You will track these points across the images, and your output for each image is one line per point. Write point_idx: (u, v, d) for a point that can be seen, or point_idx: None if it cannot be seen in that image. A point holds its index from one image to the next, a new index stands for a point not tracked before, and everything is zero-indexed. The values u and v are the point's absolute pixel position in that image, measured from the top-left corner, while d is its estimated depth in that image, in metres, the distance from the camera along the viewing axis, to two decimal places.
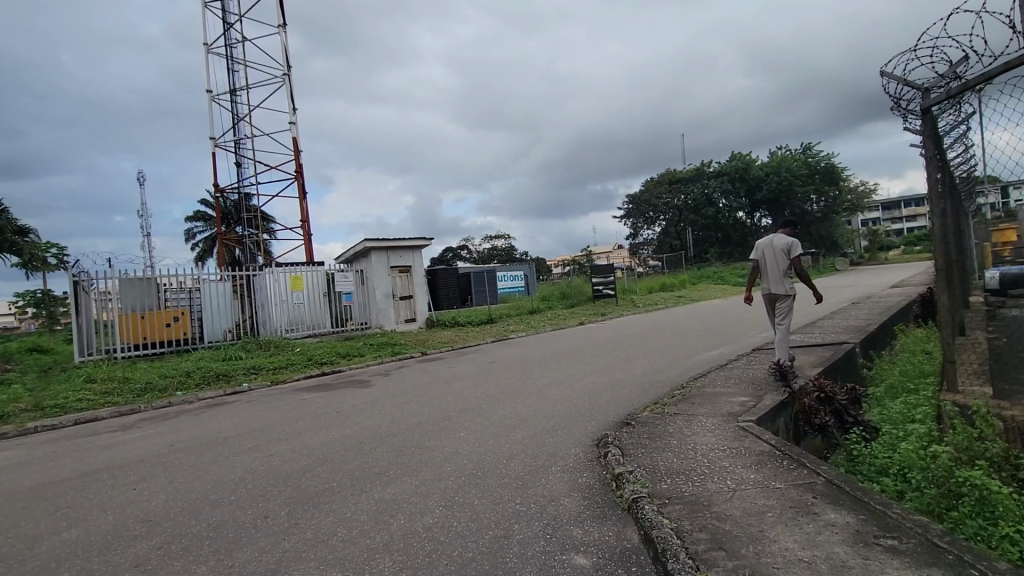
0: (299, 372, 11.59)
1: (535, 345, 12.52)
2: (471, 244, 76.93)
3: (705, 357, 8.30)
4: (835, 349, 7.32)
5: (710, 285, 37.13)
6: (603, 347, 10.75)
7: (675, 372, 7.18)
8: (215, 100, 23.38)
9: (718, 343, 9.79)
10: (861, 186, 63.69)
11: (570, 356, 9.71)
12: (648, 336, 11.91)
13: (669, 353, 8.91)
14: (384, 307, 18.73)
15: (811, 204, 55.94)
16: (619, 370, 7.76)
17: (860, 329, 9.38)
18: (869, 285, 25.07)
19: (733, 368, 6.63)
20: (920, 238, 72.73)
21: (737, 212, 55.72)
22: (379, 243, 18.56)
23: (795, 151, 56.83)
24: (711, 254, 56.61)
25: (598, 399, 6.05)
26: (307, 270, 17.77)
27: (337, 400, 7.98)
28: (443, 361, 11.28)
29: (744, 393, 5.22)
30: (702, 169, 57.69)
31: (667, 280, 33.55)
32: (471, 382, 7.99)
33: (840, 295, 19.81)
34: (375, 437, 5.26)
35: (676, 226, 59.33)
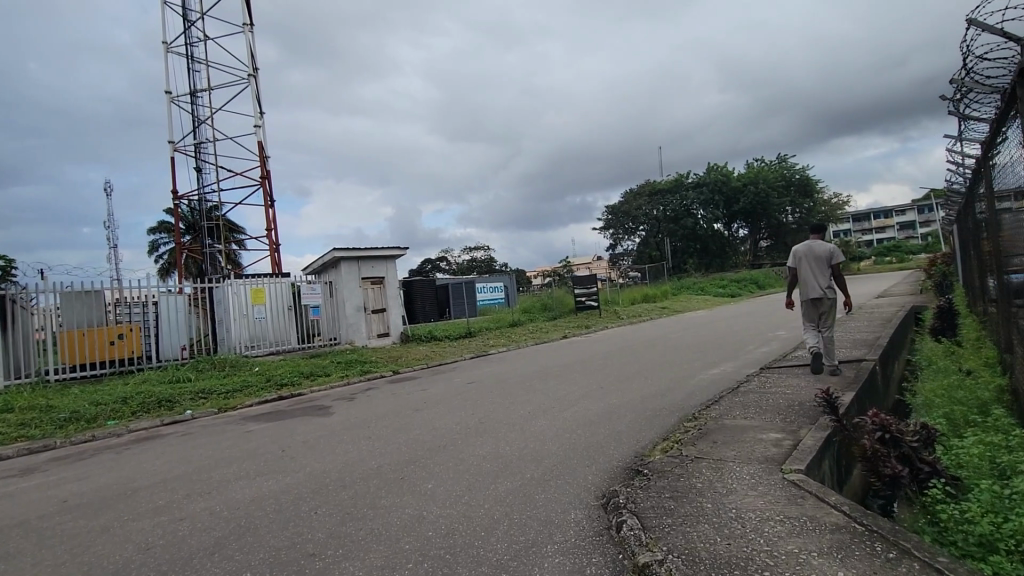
0: (254, 396, 10.35)
1: (517, 362, 11.51)
2: (449, 255, 75.67)
3: (707, 377, 7.42)
4: (856, 368, 6.49)
5: (691, 296, 36.73)
6: (593, 364, 9.80)
7: (680, 397, 6.25)
8: (174, 102, 22.02)
9: (719, 360, 8.92)
10: (834, 198, 64.84)
11: (556, 375, 8.74)
12: (639, 352, 10.99)
13: (668, 373, 8.00)
14: (354, 321, 17.47)
15: (787, 215, 56.52)
16: (614, 393, 6.80)
17: (871, 342, 8.62)
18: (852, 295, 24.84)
19: (748, 393, 5.73)
20: (891, 249, 74.31)
21: (715, 223, 55.91)
22: (349, 253, 17.38)
23: (770, 163, 57.57)
24: (690, 265, 56.52)
25: (595, 434, 5.06)
26: (270, 282, 16.48)
27: (287, 432, 6.83)
28: (415, 382, 10.19)
29: (774, 427, 4.30)
30: (680, 180, 57.88)
31: (648, 291, 33.01)
32: (446, 410, 6.94)
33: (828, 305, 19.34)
34: (320, 491, 4.18)
35: (655, 238, 59.17)
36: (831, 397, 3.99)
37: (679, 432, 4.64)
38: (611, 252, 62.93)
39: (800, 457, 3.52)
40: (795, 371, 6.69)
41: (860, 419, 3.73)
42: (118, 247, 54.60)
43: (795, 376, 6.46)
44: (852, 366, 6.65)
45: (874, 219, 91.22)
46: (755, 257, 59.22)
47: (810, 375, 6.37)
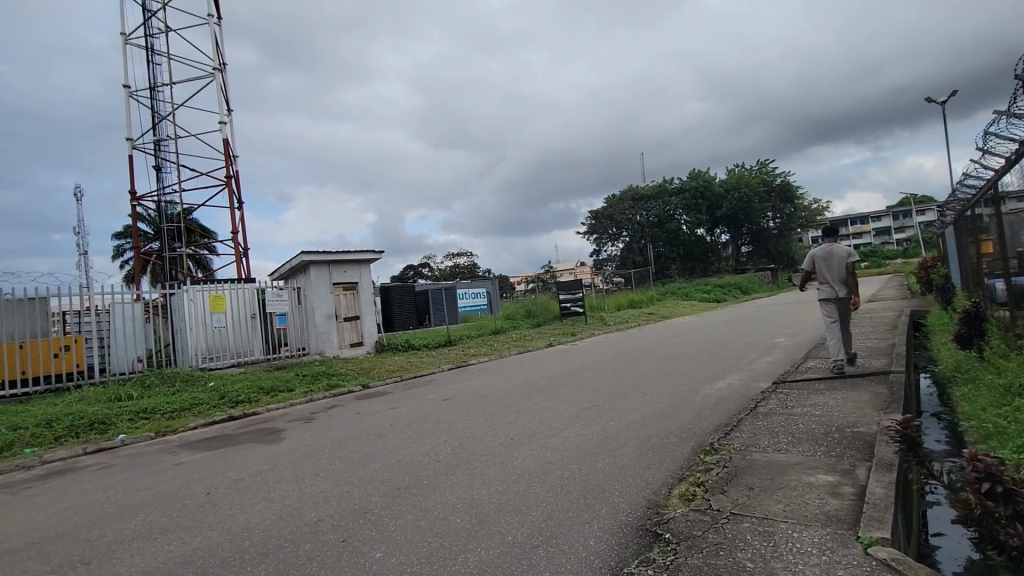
0: (202, 416, 9.19)
1: (500, 374, 10.50)
2: (432, 262, 74.27)
3: (713, 393, 6.54)
4: (886, 384, 5.66)
5: (677, 302, 36.19)
6: (584, 376, 8.86)
7: (689, 420, 5.32)
8: (133, 98, 20.72)
9: (723, 371, 8.04)
10: (814, 204, 65.39)
11: (544, 391, 7.77)
12: (632, 363, 10.07)
13: (670, 388, 7.07)
14: (324, 330, 16.30)
15: (769, 220, 56.65)
16: (612, 414, 5.86)
17: (888, 351, 7.85)
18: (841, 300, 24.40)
19: (771, 415, 4.85)
20: (869, 254, 75.11)
21: (698, 228, 55.74)
22: (319, 256, 16.22)
23: (751, 168, 57.79)
24: (674, 270, 56.16)
25: (593, 470, 4.10)
26: (231, 288, 15.20)
27: (224, 465, 5.74)
28: (386, 399, 9.12)
29: (822, 466, 3.40)
30: (663, 186, 57.75)
31: (635, 296, 32.38)
32: (415, 435, 5.92)
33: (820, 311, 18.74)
34: (232, 561, 3.17)
35: (639, 243, 58.78)
36: (905, 427, 2.99)
37: (698, 471, 3.72)
38: (595, 258, 62.38)
39: (875, 515, 2.62)
40: (817, 386, 5.84)
41: (948, 459, 2.87)
42: (89, 254, 52.56)
43: (820, 392, 5.58)
44: (883, 381, 5.78)
45: (852, 225, 92.54)
46: (738, 262, 59.19)
47: (837, 391, 5.50)
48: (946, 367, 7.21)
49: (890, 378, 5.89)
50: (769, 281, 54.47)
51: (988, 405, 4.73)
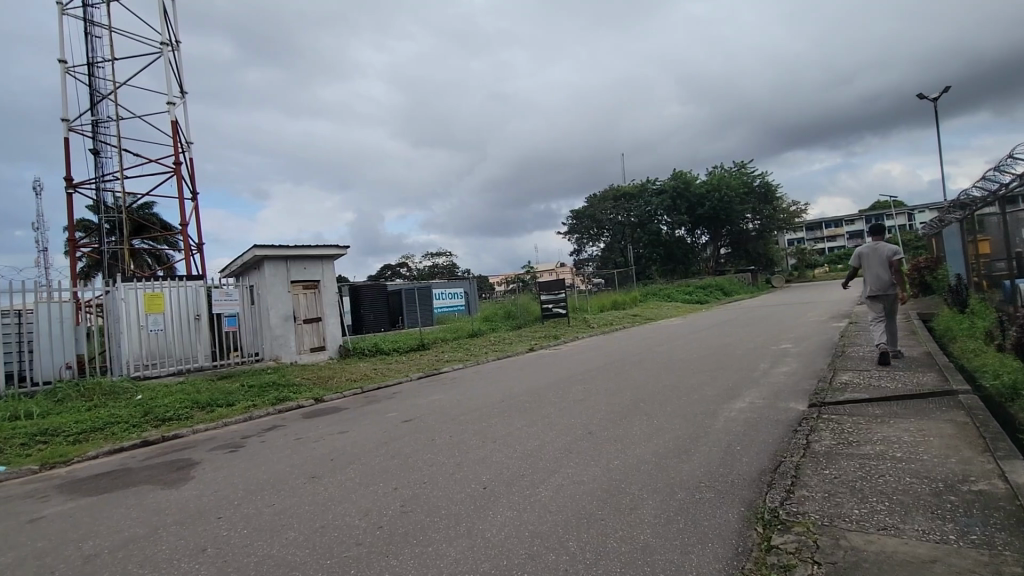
0: (114, 441, 7.58)
1: (475, 387, 9.12)
2: (411, 261, 72.21)
3: (737, 419, 5.25)
4: (962, 408, 4.44)
5: (660, 304, 35.22)
6: (573, 391, 7.52)
7: (719, 460, 3.98)
8: (70, 74, 18.70)
9: (738, 386, 6.80)
10: (793, 207, 65.49)
11: (525, 410, 6.40)
12: (628, 373, 8.77)
13: (679, 409, 5.79)
14: (281, 333, 14.68)
15: (748, 223, 56.45)
16: (613, 451, 4.49)
17: (930, 365, 6.66)
18: (830, 303, 23.59)
19: (835, 457, 3.55)
20: (844, 258, 76.04)
21: (678, 229, 55.16)
22: (275, 251, 14.60)
23: (731, 169, 57.48)
24: (655, 271, 55.45)
25: (602, 558, 2.71)
26: (170, 286, 13.43)
27: (94, 523, 4.23)
28: (337, 418, 7.64)
29: (981, 571, 2.13)
30: (644, 186, 57.07)
31: (618, 297, 31.38)
32: (354, 478, 4.48)
33: (815, 315, 17.77)
34: None
35: (619, 243, 57.97)
36: None
37: (772, 570, 2.36)
38: (575, 258, 61.37)
39: None
40: (869, 411, 4.61)
41: None
42: (47, 249, 49.57)
43: (880, 421, 4.33)
44: (954, 404, 4.57)
45: (826, 228, 93.71)
46: (717, 264, 58.85)
47: (903, 419, 4.27)
48: (1001, 384, 6.07)
49: (955, 399, 4.72)
50: (749, 284, 54.12)
51: None
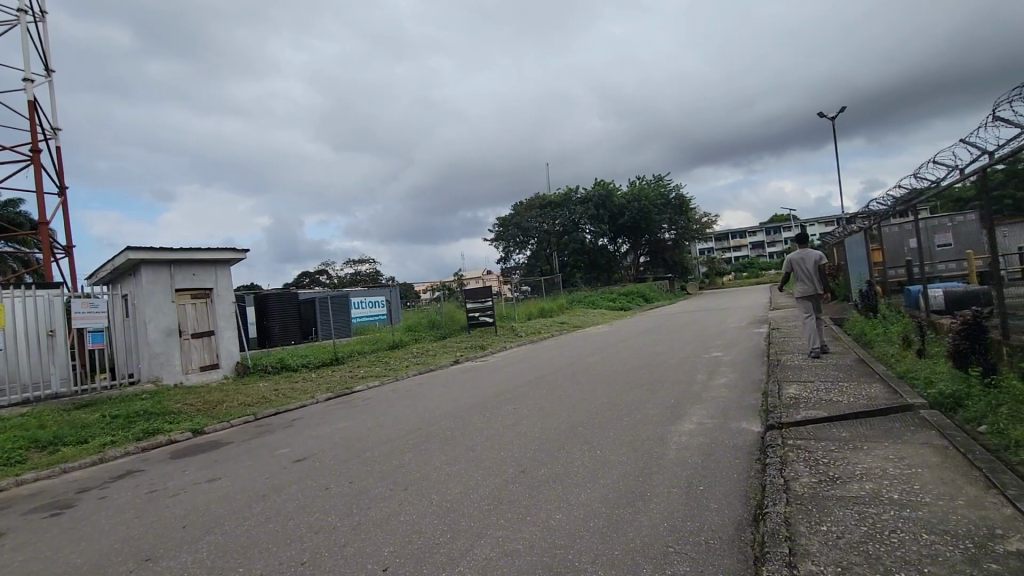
0: None
1: (392, 409, 7.98)
2: (330, 268, 68.40)
3: (688, 446, 4.60)
4: (929, 429, 4.03)
5: (585, 311, 35.42)
6: (504, 413, 6.62)
7: (683, 509, 3.23)
8: None
9: (680, 403, 6.26)
10: (705, 218, 69.29)
11: (448, 441, 5.41)
12: (563, 389, 8.04)
13: (625, 435, 5.06)
14: (162, 350, 12.57)
15: (665, 232, 58.83)
16: (554, 497, 3.62)
17: (865, 374, 6.48)
18: (744, 309, 24.60)
19: (824, 503, 2.90)
20: (749, 267, 81.65)
21: (601, 238, 56.39)
22: (156, 255, 12.55)
23: (649, 181, 59.75)
24: (579, 279, 56.26)
25: None
26: (14, 295, 11.00)
27: None
28: (215, 457, 6.23)
29: None
30: (568, 194, 57.86)
31: (544, 305, 31.11)
32: (207, 559, 3.26)
33: (733, 321, 18.22)
34: None
35: (545, 251, 58.32)
36: None
37: None
38: (502, 265, 60.95)
39: None
40: (835, 434, 4.12)
41: None
42: None
43: (852, 448, 3.83)
44: (922, 423, 4.18)
45: (733, 239, 100.39)
46: (637, 272, 60.73)
47: (877, 445, 3.76)
48: (940, 393, 5.94)
49: (918, 417, 4.37)
50: (667, 291, 56.30)
51: None
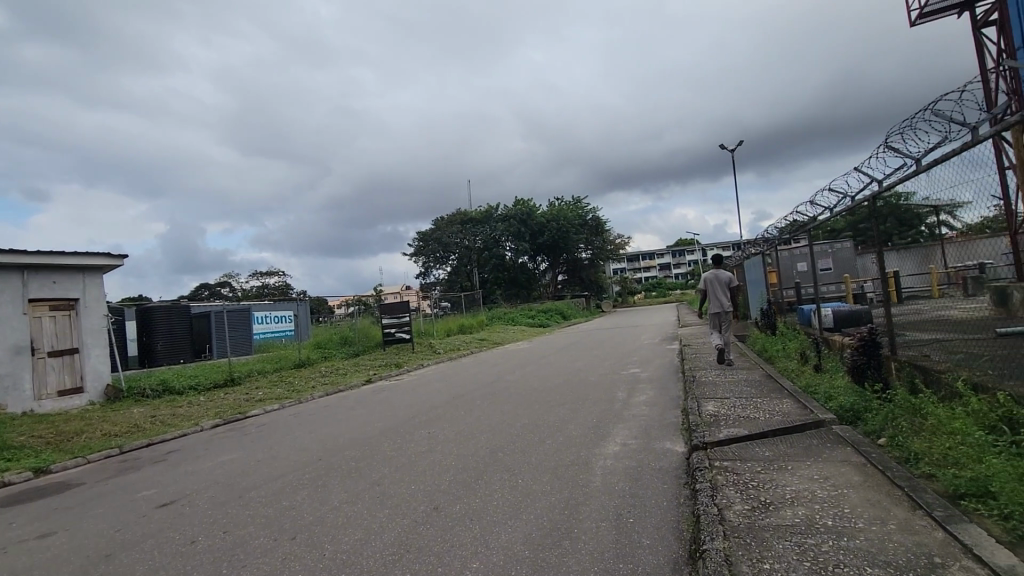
0: None
1: (290, 437, 7.12)
2: (232, 280, 63.27)
3: (612, 469, 4.34)
4: (843, 444, 4.06)
5: (505, 327, 35.33)
6: (417, 438, 6.05)
7: (614, 548, 2.90)
8: None
9: (602, 422, 6.07)
10: (619, 239, 72.50)
11: (352, 474, 4.77)
12: (482, 410, 7.59)
13: (548, 460, 4.70)
14: (8, 371, 10.49)
15: (583, 252, 60.74)
16: (471, 540, 3.17)
17: (775, 389, 6.69)
18: (656, 326, 25.64)
19: (762, 534, 2.70)
20: (658, 287, 86.46)
21: (521, 255, 57.04)
22: (6, 258, 10.62)
23: (568, 202, 61.54)
24: (499, 296, 56.36)
25: None
26: None
27: None
28: (57, 504, 5.09)
29: None
30: (490, 211, 58.01)
31: (464, 321, 30.59)
32: None
33: (647, 338, 18.82)
34: None
35: (466, 267, 57.88)
36: None
37: None
38: (421, 281, 59.67)
39: None
40: (759, 454, 4.03)
41: None
42: None
43: (777, 467, 3.73)
44: (836, 439, 4.22)
45: (644, 260, 106.00)
46: (556, 290, 61.99)
47: (799, 465, 3.69)
48: (841, 406, 6.21)
49: (831, 433, 4.42)
50: (584, 308, 57.91)
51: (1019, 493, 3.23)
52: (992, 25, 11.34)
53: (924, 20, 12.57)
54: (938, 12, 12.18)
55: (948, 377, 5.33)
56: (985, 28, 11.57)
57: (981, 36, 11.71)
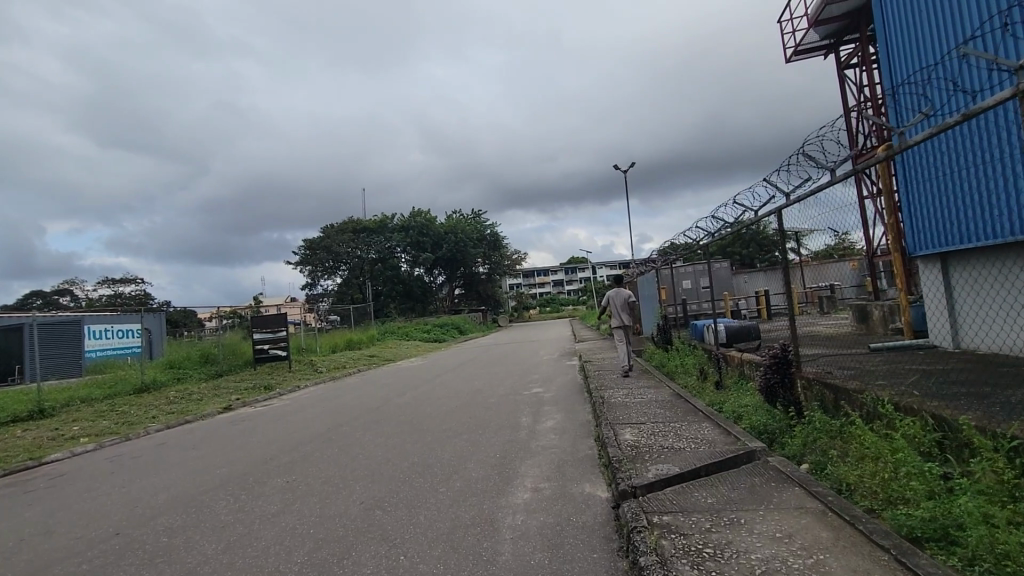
0: None
1: (92, 496, 5.32)
2: (71, 288, 53.78)
3: (523, 530, 3.40)
4: (787, 484, 3.50)
5: (399, 342, 33.39)
6: (271, 493, 4.67)
7: None
8: None
9: (506, 458, 5.15)
10: (516, 254, 73.30)
11: (159, 564, 3.35)
12: (360, 446, 6.25)
13: (442, 522, 3.61)
14: None
15: (480, 266, 60.32)
16: None
17: (688, 411, 6.24)
18: (553, 341, 25.54)
19: None
20: (552, 302, 88.79)
21: (417, 268, 55.13)
22: None
23: (466, 215, 60.90)
24: (393, 309, 53.80)
25: None
26: None
27: None
28: None
29: None
30: (384, 221, 55.43)
31: (353, 336, 28.30)
32: None
33: (547, 354, 18.42)
34: None
35: (358, 278, 54.48)
36: None
37: None
38: (307, 292, 55.21)
39: None
40: (701, 502, 3.31)
41: None
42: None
43: (730, 521, 3.02)
44: (779, 478, 3.64)
45: (539, 276, 108.43)
46: (452, 304, 60.66)
47: (752, 519, 3.01)
48: (756, 428, 5.82)
49: (770, 468, 3.86)
50: (481, 323, 57.30)
51: (996, 537, 2.77)
52: (853, 67, 12.45)
53: (797, 58, 13.45)
54: (809, 52, 13.10)
55: (859, 393, 5.11)
56: (847, 70, 12.68)
57: (843, 76, 12.83)
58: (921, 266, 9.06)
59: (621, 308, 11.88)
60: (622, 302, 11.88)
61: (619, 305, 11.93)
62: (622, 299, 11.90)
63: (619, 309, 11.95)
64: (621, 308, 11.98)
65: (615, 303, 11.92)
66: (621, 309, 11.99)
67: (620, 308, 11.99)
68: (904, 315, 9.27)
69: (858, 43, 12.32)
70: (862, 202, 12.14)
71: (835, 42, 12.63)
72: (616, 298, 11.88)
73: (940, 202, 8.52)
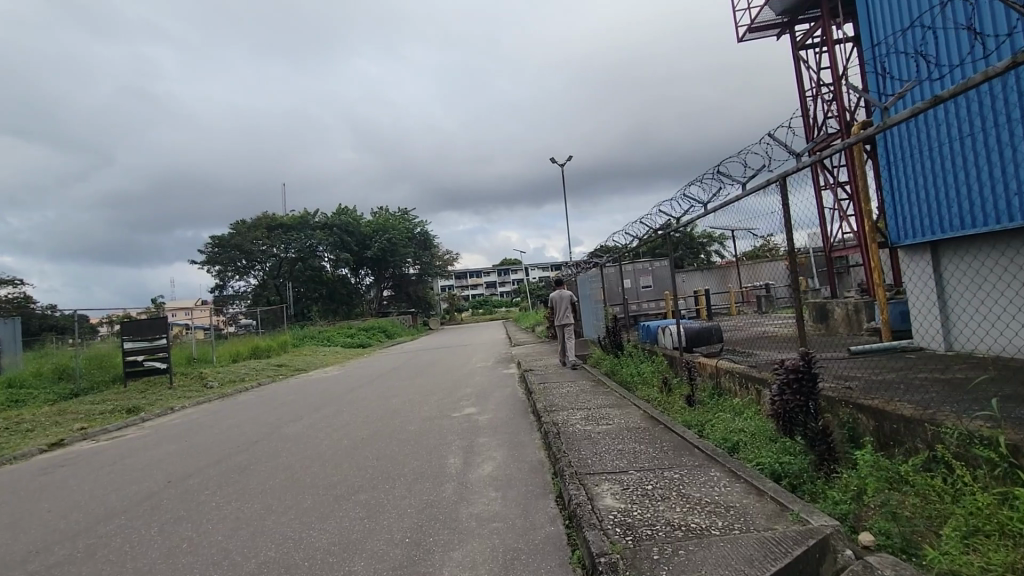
0: None
1: None
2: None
3: None
4: None
5: (317, 348, 30.26)
6: None
7: None
8: None
9: (418, 548, 3.23)
10: (448, 255, 70.65)
11: None
12: (197, 524, 4.06)
13: None
14: None
15: (410, 266, 57.36)
16: None
17: (678, 446, 4.61)
18: (487, 345, 23.67)
19: None
20: (485, 304, 86.90)
21: (342, 268, 51.33)
22: None
23: (395, 212, 57.59)
24: (315, 312, 49.75)
25: None
26: None
27: None
28: None
29: None
30: (305, 217, 51.03)
31: (261, 342, 24.97)
32: None
33: (481, 361, 16.53)
34: None
35: (275, 279, 49.78)
36: None
37: None
38: (216, 294, 49.85)
39: None
40: None
41: None
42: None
43: None
44: None
45: (472, 278, 106.22)
46: (380, 306, 57.08)
47: None
48: (771, 469, 4.27)
49: None
50: (410, 326, 54.37)
51: None
52: (810, 47, 11.63)
53: (750, 36, 12.45)
54: (764, 30, 12.14)
55: (925, 422, 3.69)
56: (804, 51, 11.82)
57: (799, 57, 11.98)
58: (904, 258, 8.08)
59: (565, 309, 10.91)
60: (565, 303, 10.96)
61: (563, 307, 11.01)
62: (565, 300, 11.00)
63: (563, 311, 10.99)
64: (564, 309, 11.06)
65: (558, 305, 10.98)
66: (565, 311, 11.00)
67: (564, 309, 11.03)
68: (883, 314, 8.24)
69: (815, 22, 11.49)
70: (820, 192, 11.27)
71: (791, 19, 11.73)
72: (559, 298, 10.93)
73: (925, 183, 7.54)
